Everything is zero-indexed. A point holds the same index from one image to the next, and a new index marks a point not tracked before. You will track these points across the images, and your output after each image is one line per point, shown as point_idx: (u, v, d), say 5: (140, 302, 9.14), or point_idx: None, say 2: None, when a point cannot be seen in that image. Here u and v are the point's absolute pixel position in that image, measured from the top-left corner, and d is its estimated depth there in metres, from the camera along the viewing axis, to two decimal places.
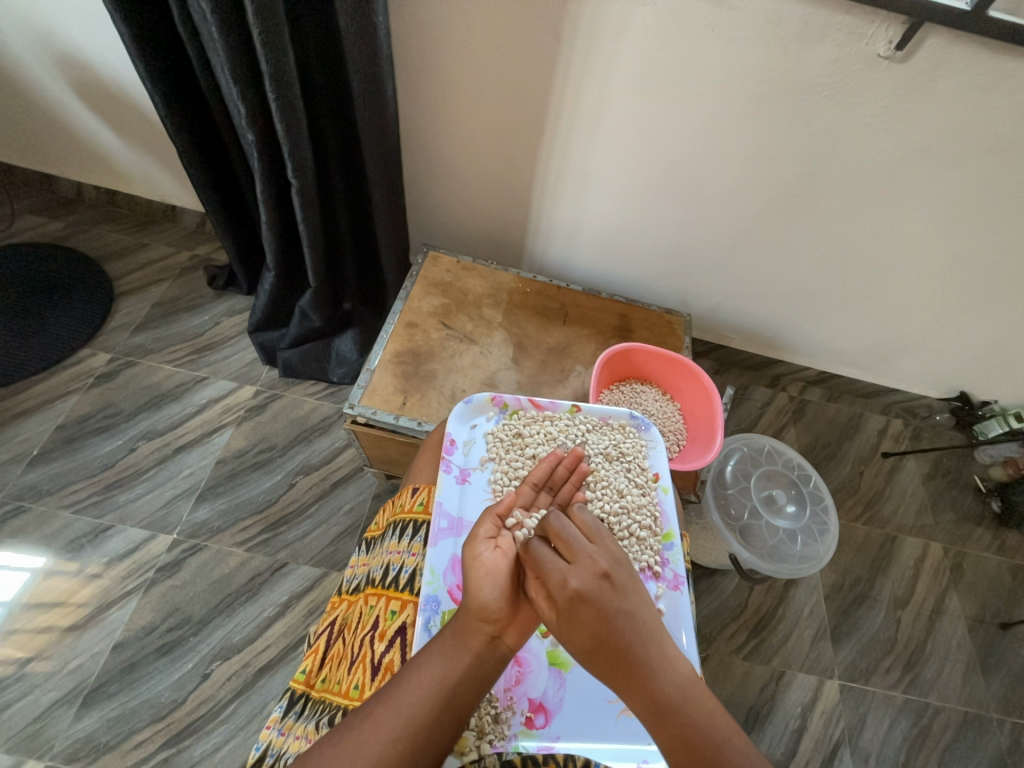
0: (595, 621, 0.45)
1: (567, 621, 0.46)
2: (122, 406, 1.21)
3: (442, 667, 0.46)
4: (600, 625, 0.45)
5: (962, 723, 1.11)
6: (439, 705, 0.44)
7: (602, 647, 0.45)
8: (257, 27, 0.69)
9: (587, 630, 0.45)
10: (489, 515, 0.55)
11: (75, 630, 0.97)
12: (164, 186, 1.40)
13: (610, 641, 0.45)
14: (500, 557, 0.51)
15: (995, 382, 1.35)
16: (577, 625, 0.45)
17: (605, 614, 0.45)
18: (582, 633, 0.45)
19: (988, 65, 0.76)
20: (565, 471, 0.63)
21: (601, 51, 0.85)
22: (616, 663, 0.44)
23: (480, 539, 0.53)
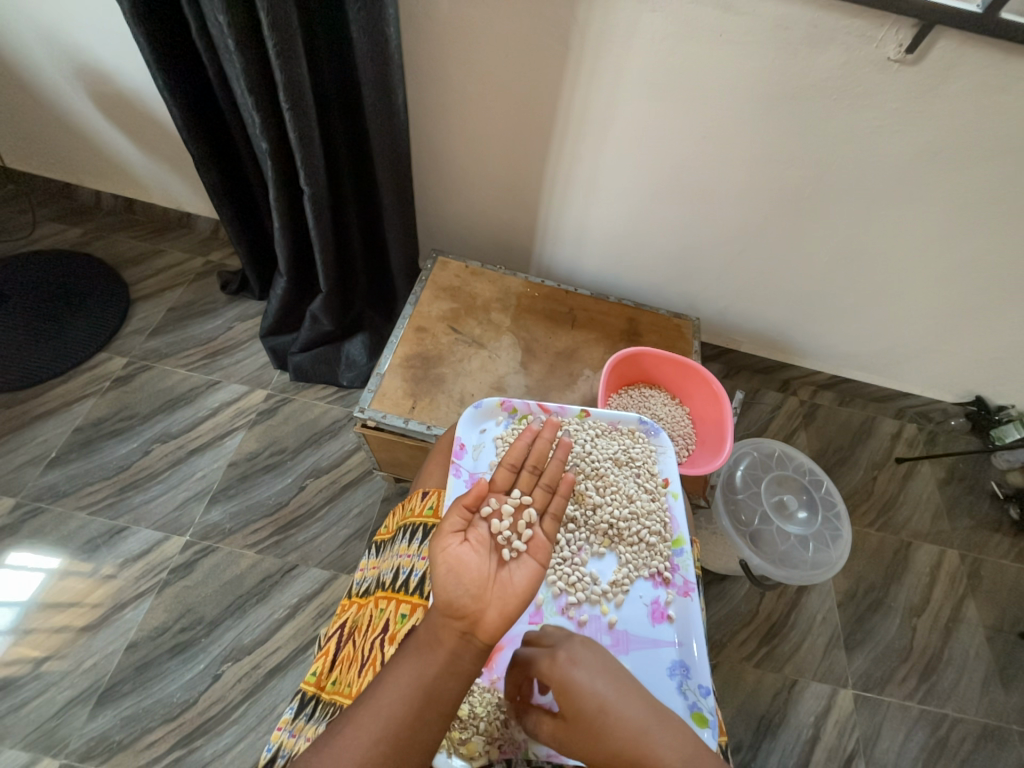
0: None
1: (600, 742, 0.44)
2: (137, 409, 1.23)
3: (417, 664, 0.45)
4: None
5: (981, 735, 1.08)
6: (420, 703, 0.44)
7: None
8: (272, 40, 0.71)
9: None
10: (458, 506, 0.53)
11: (92, 629, 0.99)
12: (180, 194, 1.43)
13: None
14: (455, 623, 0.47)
15: (1011, 386, 1.32)
16: (580, 703, 0.46)
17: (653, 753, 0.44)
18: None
19: (1000, 68, 0.76)
20: (545, 446, 0.63)
21: (608, 57, 0.86)
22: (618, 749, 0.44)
23: (451, 526, 0.52)
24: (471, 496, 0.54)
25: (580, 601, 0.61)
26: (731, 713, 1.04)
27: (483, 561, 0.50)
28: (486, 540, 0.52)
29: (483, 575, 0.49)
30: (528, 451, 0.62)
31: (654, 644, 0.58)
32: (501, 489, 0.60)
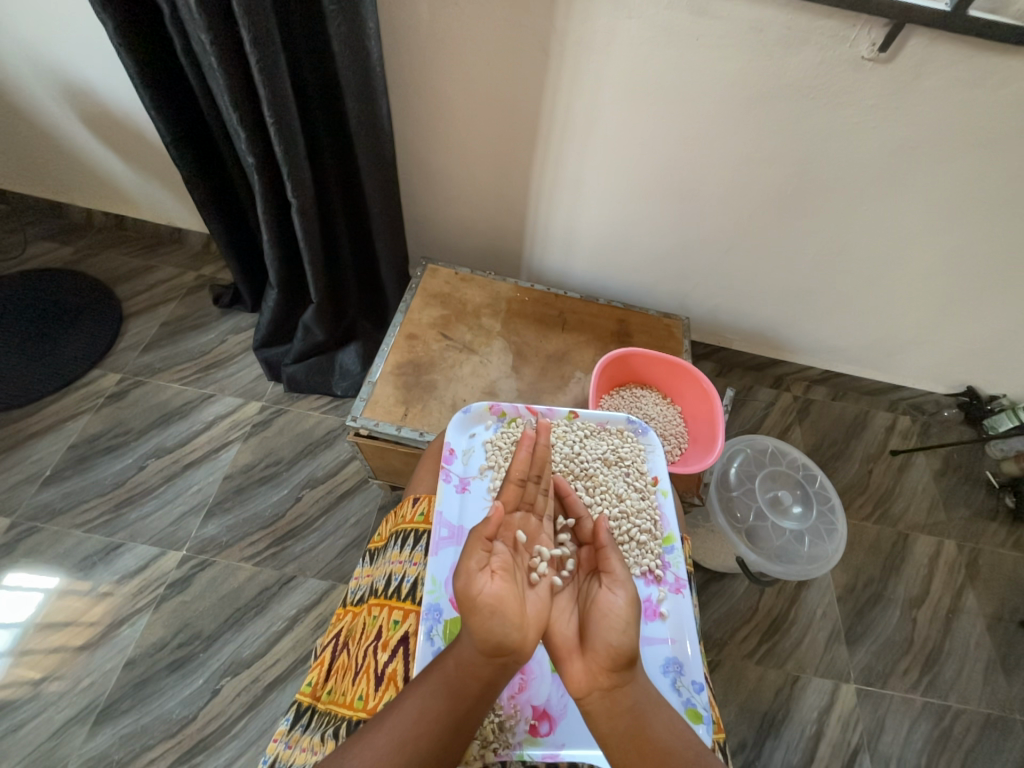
0: (683, 755, 0.45)
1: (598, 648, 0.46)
2: (131, 425, 1.23)
3: (447, 698, 0.44)
4: (682, 756, 0.45)
5: (985, 725, 1.08)
6: (449, 732, 0.43)
7: (640, 733, 0.45)
8: (254, 56, 0.72)
9: (624, 716, 0.45)
10: (476, 537, 0.48)
11: (90, 647, 0.98)
12: (170, 209, 1.44)
13: (656, 746, 0.44)
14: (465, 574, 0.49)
15: (1001, 376, 1.34)
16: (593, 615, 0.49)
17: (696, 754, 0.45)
18: (616, 715, 0.45)
19: (972, 63, 0.77)
20: (546, 450, 0.57)
21: (588, 64, 0.87)
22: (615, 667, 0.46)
23: (472, 560, 0.47)
24: (490, 524, 0.48)
25: None
26: (734, 711, 1.04)
27: (516, 590, 0.46)
28: (512, 565, 0.49)
29: (521, 604, 0.46)
30: (531, 460, 0.57)
31: (648, 643, 0.58)
32: (508, 505, 0.56)
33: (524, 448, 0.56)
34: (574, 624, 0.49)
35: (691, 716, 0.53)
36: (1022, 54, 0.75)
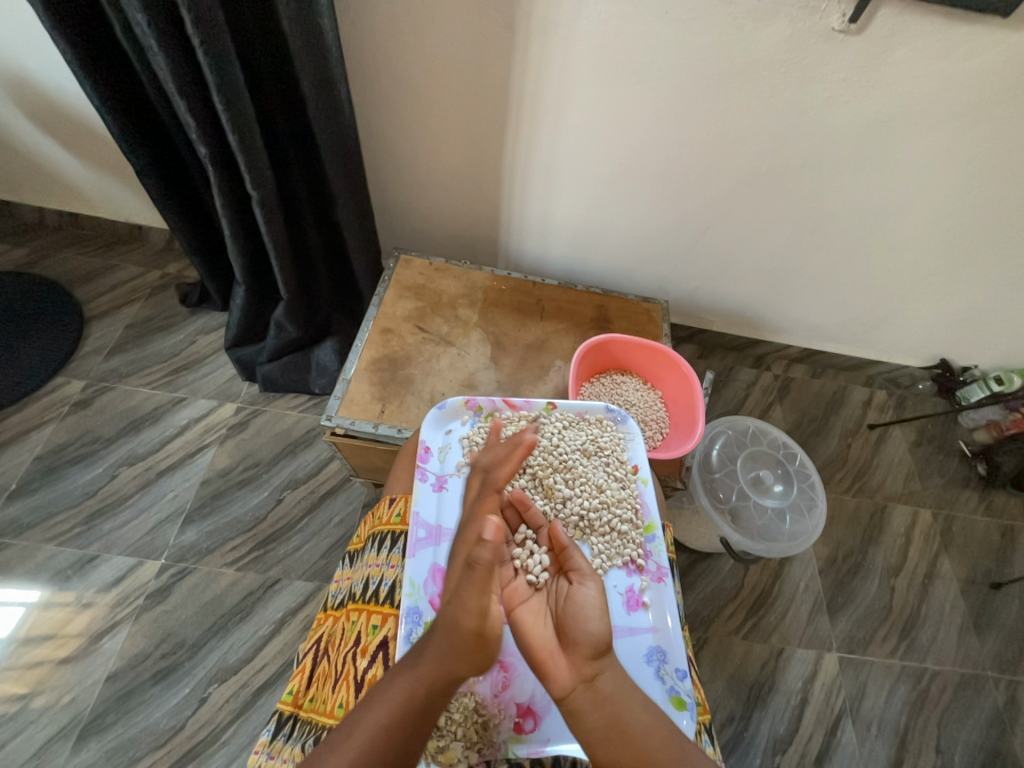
0: (660, 736, 0.45)
1: (575, 640, 0.48)
2: (100, 432, 1.19)
3: (411, 719, 0.44)
4: (661, 743, 0.45)
5: (959, 684, 1.13)
6: (413, 748, 0.43)
7: (619, 726, 0.45)
8: (197, 38, 0.67)
9: (606, 705, 0.46)
10: (484, 566, 0.45)
11: (69, 662, 0.95)
12: (127, 204, 1.37)
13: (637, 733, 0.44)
14: (451, 603, 0.47)
15: (973, 347, 1.36)
16: (570, 613, 0.50)
17: (672, 736, 0.45)
18: (599, 707, 0.45)
19: (942, 33, 0.76)
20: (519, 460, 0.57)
21: (555, 40, 0.84)
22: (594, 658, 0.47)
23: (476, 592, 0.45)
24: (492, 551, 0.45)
25: None
26: (722, 686, 1.07)
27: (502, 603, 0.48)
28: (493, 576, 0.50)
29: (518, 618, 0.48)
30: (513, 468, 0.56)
31: (631, 633, 0.57)
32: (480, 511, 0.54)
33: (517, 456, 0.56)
34: (551, 627, 0.50)
35: (675, 704, 0.53)
36: (990, 23, 0.75)
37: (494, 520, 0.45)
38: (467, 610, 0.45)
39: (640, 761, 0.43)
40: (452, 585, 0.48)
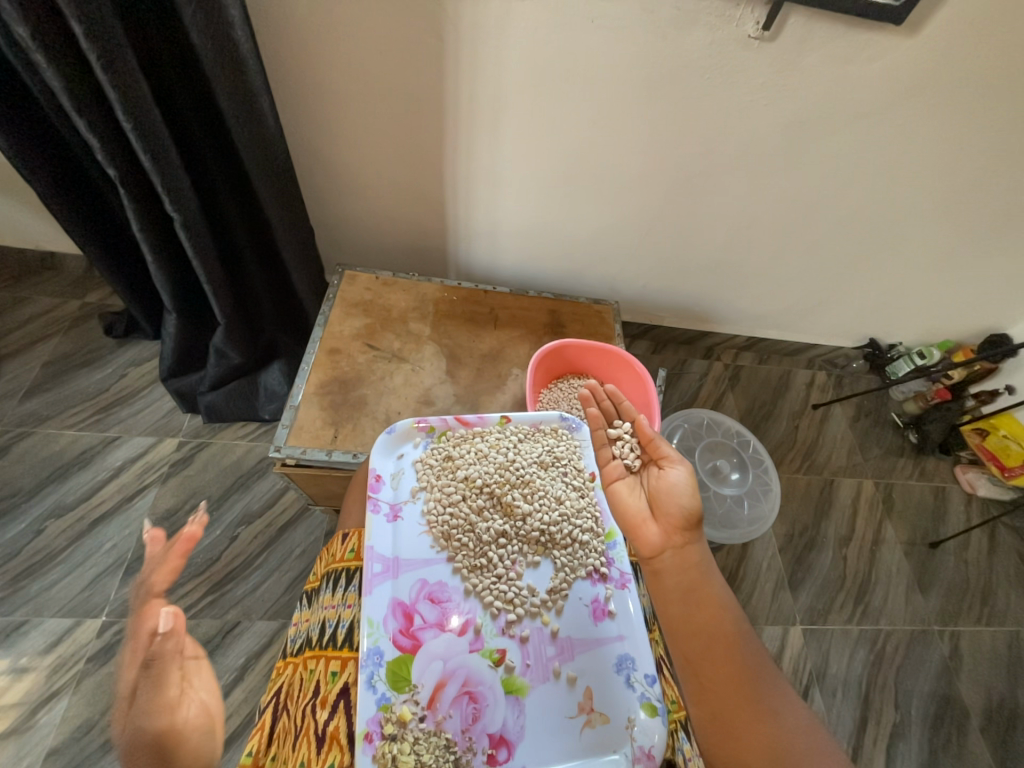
0: (731, 611, 0.57)
1: (662, 515, 0.61)
2: (20, 484, 1.07)
3: None
4: (731, 612, 0.56)
5: (910, 640, 1.21)
6: None
7: (699, 588, 0.57)
8: (93, 53, 0.62)
9: (691, 570, 0.58)
10: (167, 653, 0.46)
11: (0, 744, 0.86)
12: (35, 230, 1.25)
13: (713, 597, 0.56)
14: (125, 721, 0.43)
15: (897, 326, 1.47)
16: (660, 492, 0.62)
17: (740, 619, 0.56)
18: (684, 570, 0.58)
19: (847, 38, 0.81)
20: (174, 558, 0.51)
21: (486, 48, 0.83)
22: (683, 531, 0.59)
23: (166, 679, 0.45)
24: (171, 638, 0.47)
25: (520, 616, 0.59)
26: None
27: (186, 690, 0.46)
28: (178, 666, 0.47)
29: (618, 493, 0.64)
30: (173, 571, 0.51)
31: (599, 644, 0.58)
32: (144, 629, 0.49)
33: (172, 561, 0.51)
34: (644, 501, 0.63)
35: (647, 710, 0.53)
36: (887, 30, 0.80)
37: (168, 608, 0.47)
38: (153, 711, 0.43)
39: (709, 619, 0.56)
40: (126, 707, 0.44)
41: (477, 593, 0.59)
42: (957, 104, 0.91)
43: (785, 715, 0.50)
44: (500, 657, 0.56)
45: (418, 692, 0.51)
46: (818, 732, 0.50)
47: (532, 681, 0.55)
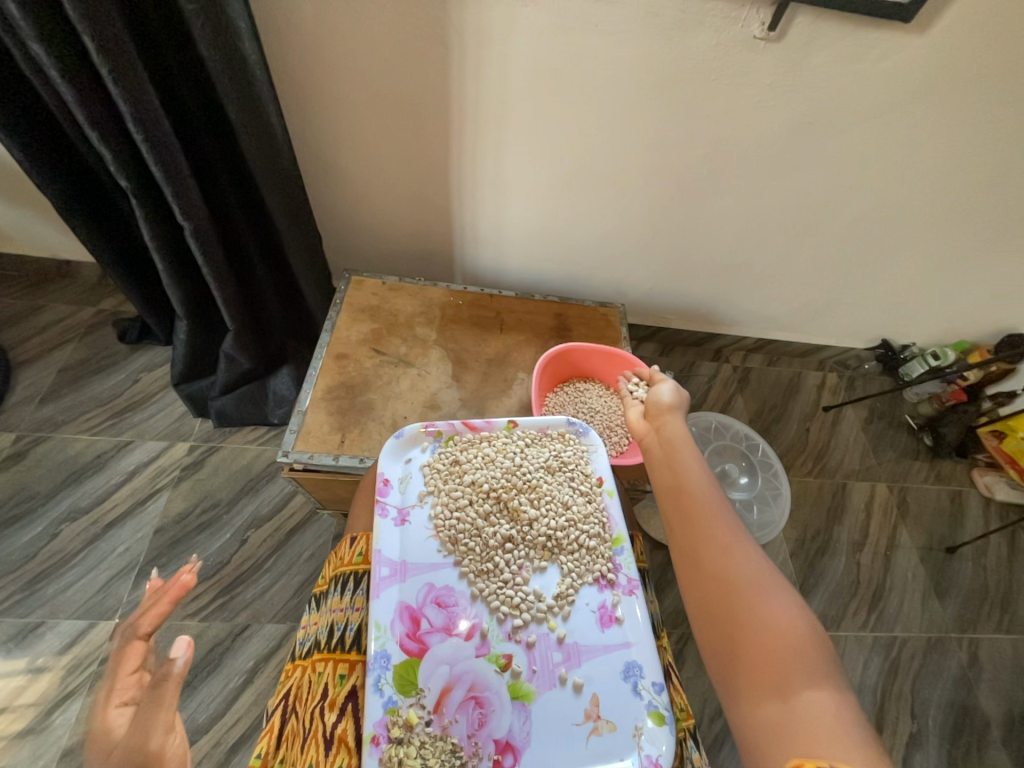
0: (701, 476, 0.60)
1: (650, 408, 0.72)
2: (37, 488, 1.10)
3: None
4: (700, 474, 0.60)
5: (926, 648, 1.18)
6: None
7: (672, 456, 0.64)
8: (105, 69, 0.63)
9: (667, 443, 0.65)
10: (172, 680, 0.40)
11: (17, 743, 0.87)
12: (51, 239, 1.28)
13: (681, 460, 0.62)
14: (109, 762, 0.36)
15: (911, 326, 1.45)
16: (650, 395, 0.74)
17: (710, 482, 0.59)
18: (663, 444, 0.66)
19: (855, 38, 0.80)
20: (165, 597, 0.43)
21: (491, 54, 0.84)
22: (662, 416, 0.70)
23: (168, 707, 0.39)
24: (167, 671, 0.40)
25: (526, 622, 0.58)
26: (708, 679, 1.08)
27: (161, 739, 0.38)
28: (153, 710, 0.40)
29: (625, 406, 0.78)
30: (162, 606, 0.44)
31: (606, 650, 0.57)
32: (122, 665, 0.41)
33: (169, 595, 0.43)
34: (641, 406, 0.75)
35: (654, 718, 0.53)
36: (896, 29, 0.79)
37: (185, 636, 0.40)
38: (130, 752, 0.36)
39: (678, 475, 0.61)
40: (104, 747, 0.37)
41: (484, 598, 0.59)
42: (970, 102, 0.89)
43: (755, 565, 0.52)
44: (507, 662, 0.55)
45: (424, 696, 0.51)
46: (783, 583, 0.51)
47: (538, 687, 0.54)
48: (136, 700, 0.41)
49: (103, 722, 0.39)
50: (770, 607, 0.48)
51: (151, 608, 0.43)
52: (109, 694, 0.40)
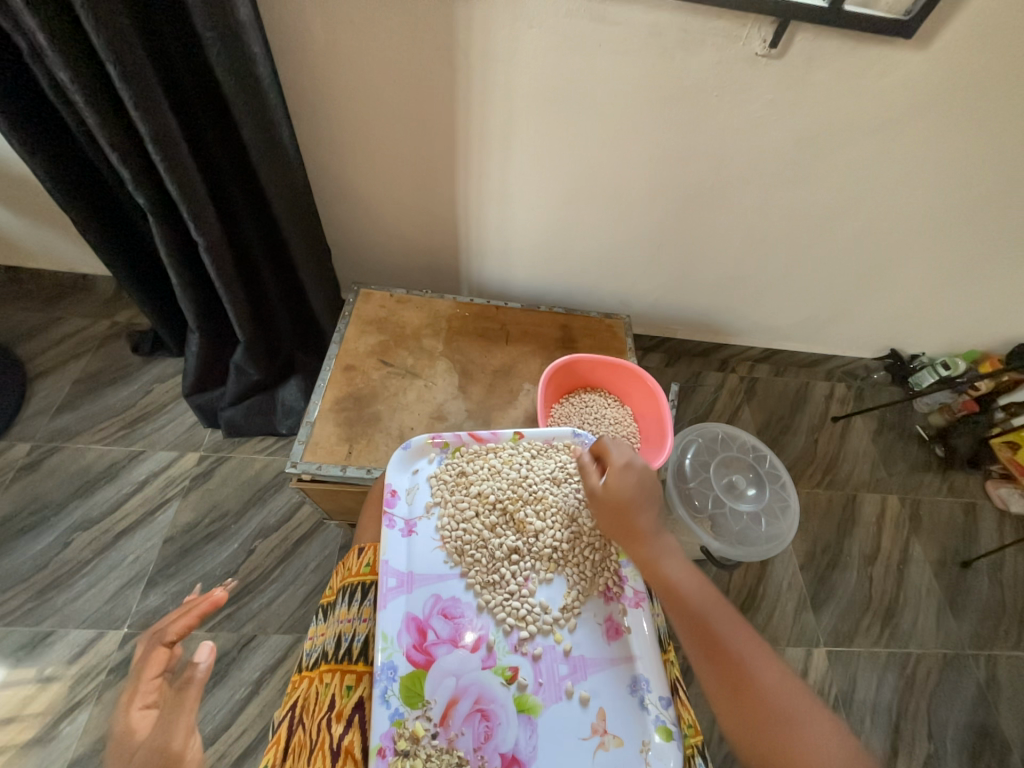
0: (696, 594, 0.56)
1: (620, 515, 0.61)
2: (49, 497, 1.11)
3: None
4: (697, 594, 0.56)
5: (943, 666, 1.16)
6: None
7: (664, 580, 0.57)
8: (126, 93, 0.66)
9: (652, 563, 0.58)
10: (196, 682, 0.43)
11: (25, 753, 0.88)
12: (69, 254, 1.31)
13: (674, 580, 0.57)
14: (133, 760, 0.38)
15: (920, 336, 1.44)
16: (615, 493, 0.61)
17: (707, 599, 0.55)
18: (649, 566, 0.59)
19: (856, 54, 0.82)
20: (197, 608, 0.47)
21: (497, 75, 0.86)
22: (633, 529, 0.60)
23: (189, 710, 0.42)
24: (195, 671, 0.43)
25: (532, 634, 0.58)
26: None
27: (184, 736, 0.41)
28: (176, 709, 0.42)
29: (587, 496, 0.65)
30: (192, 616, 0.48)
31: (613, 663, 0.56)
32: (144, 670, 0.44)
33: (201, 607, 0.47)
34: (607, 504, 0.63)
35: (662, 733, 0.52)
36: (896, 46, 0.80)
37: (209, 642, 0.44)
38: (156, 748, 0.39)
39: (681, 601, 0.55)
40: (126, 748, 0.39)
41: (491, 610, 0.59)
42: (972, 115, 0.90)
43: (777, 700, 0.48)
44: (513, 674, 0.55)
45: (431, 709, 0.51)
46: (806, 706, 0.48)
47: (545, 700, 0.54)
48: (158, 704, 0.43)
49: (127, 724, 0.41)
50: (804, 753, 0.45)
51: (182, 617, 0.47)
52: (133, 697, 0.42)
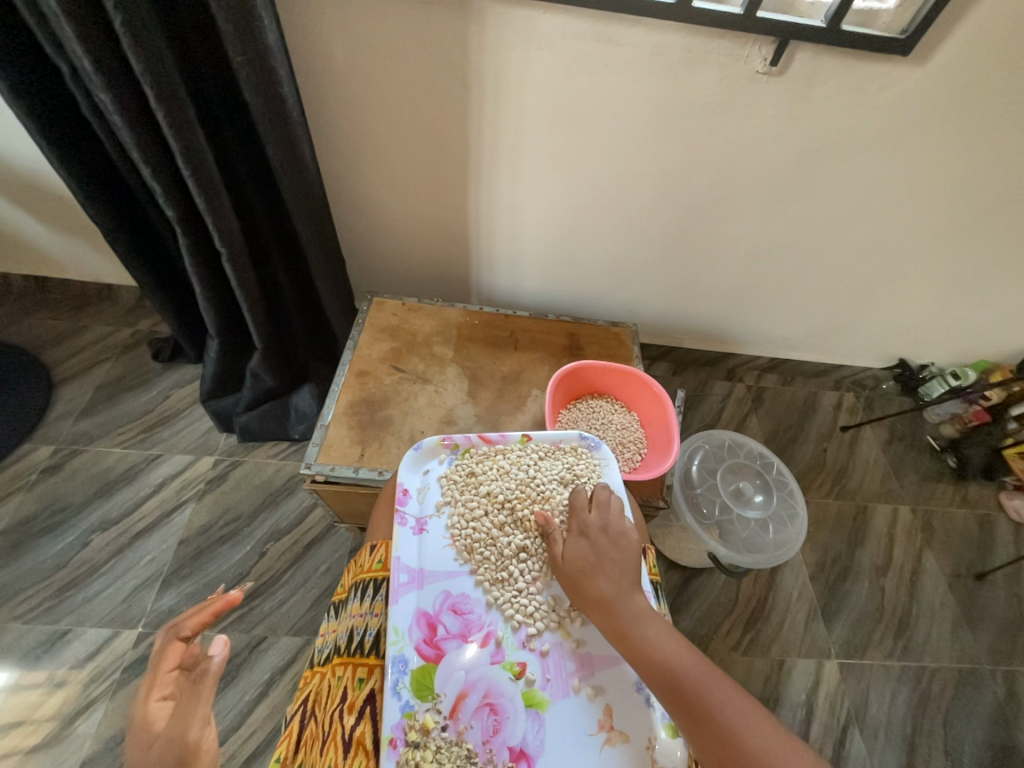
0: (668, 659, 0.50)
1: (577, 577, 0.58)
2: (70, 499, 1.15)
3: None
4: (669, 660, 0.50)
5: (958, 680, 1.13)
6: None
7: (632, 648, 0.52)
8: (161, 113, 0.70)
9: (616, 628, 0.54)
10: (212, 675, 0.43)
11: (42, 749, 0.90)
12: (96, 265, 1.37)
13: (643, 647, 0.51)
14: (151, 753, 0.39)
15: (929, 345, 1.43)
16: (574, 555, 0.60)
17: (679, 665, 0.49)
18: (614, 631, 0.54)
19: (855, 71, 0.84)
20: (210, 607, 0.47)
21: (508, 94, 0.90)
22: (590, 591, 0.57)
23: (205, 701, 0.42)
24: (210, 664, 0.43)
25: (540, 631, 0.59)
26: None
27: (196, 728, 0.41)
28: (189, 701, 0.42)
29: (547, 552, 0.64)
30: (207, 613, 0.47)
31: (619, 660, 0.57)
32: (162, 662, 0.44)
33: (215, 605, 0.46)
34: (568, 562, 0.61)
35: (667, 730, 0.53)
36: (894, 62, 0.83)
37: (222, 636, 0.43)
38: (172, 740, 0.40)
39: (652, 672, 0.50)
40: (146, 738, 0.40)
41: (499, 606, 0.60)
42: (972, 128, 0.91)
43: None
44: (521, 669, 0.56)
45: (441, 701, 0.53)
46: None
47: (552, 695, 0.55)
48: (175, 695, 0.43)
49: (145, 714, 0.42)
50: None
51: (197, 612, 0.46)
52: (150, 689, 0.43)
